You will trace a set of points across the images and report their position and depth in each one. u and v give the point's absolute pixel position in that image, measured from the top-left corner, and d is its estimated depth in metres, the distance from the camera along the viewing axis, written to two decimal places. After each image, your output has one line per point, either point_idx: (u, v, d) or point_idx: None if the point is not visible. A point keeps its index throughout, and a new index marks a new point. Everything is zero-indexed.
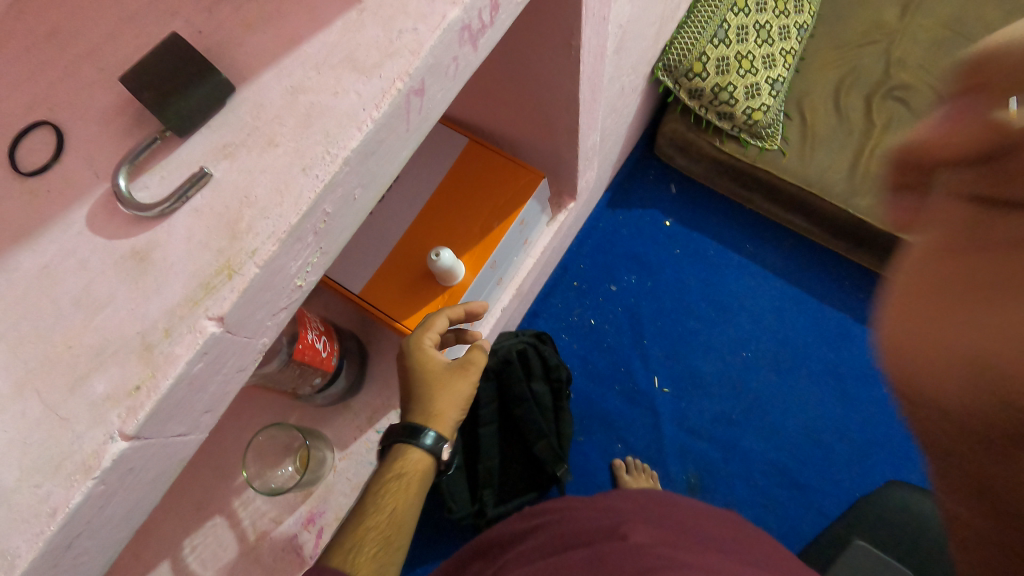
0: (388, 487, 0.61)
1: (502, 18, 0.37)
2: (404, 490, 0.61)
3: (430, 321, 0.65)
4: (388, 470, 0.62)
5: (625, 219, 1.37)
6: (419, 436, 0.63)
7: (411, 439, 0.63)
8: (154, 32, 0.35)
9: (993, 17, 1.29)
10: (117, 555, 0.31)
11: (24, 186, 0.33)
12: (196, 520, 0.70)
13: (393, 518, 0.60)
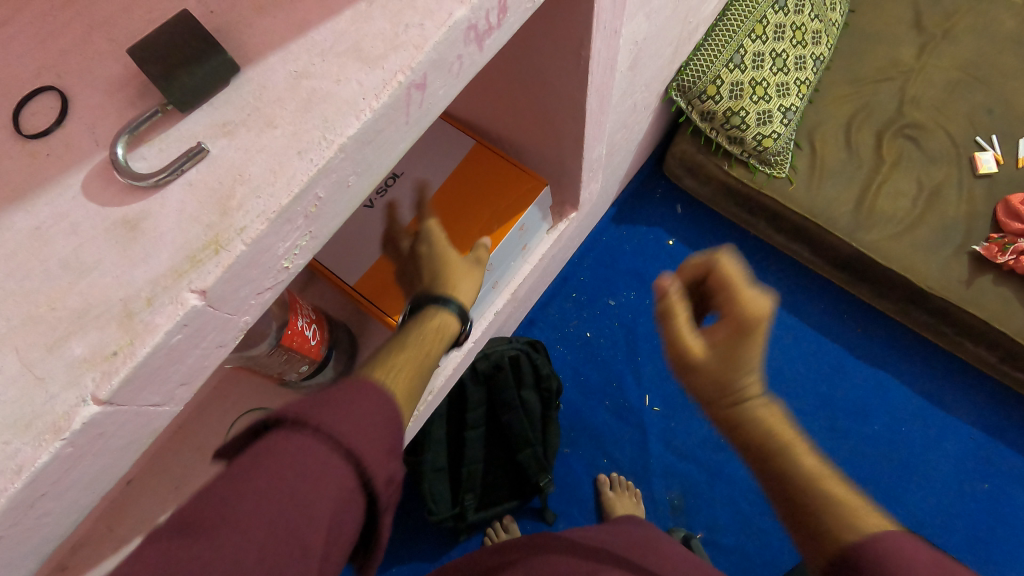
0: (423, 334, 0.58)
1: (510, 22, 0.38)
2: (434, 344, 0.59)
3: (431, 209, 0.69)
4: (421, 324, 0.60)
5: (626, 235, 1.37)
6: (450, 303, 0.62)
7: (445, 301, 0.62)
8: (167, 7, 0.35)
9: (1009, 66, 1.31)
10: (81, 519, 0.31)
11: (25, 148, 0.33)
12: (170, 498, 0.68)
13: (423, 358, 0.56)
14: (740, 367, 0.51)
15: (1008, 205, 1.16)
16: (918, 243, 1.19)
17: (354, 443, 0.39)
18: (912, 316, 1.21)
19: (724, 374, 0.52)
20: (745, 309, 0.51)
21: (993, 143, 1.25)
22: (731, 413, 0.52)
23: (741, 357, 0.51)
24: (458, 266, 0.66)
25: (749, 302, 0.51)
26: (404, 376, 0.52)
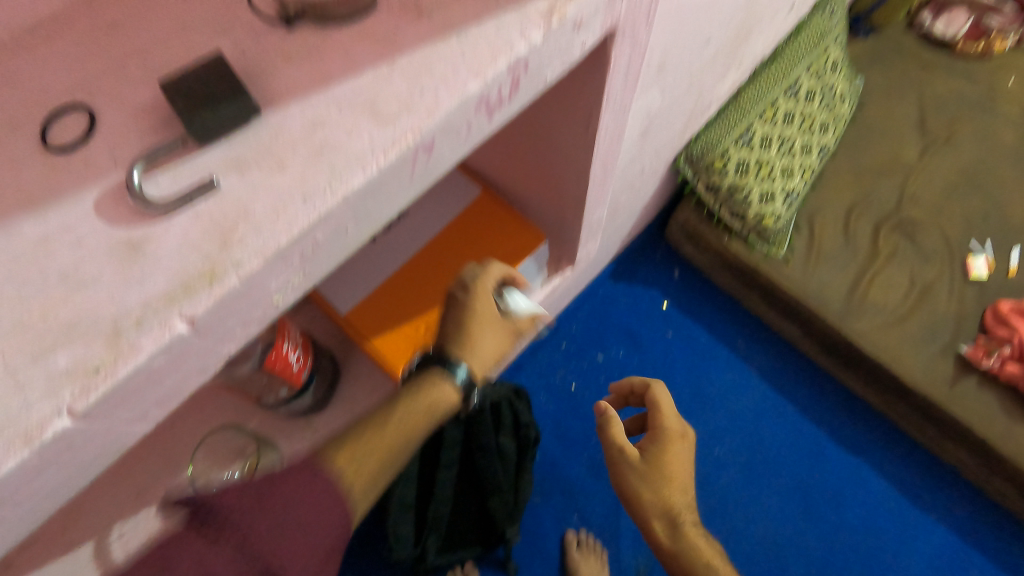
0: (416, 406, 0.56)
1: (521, 96, 0.40)
2: (426, 421, 0.57)
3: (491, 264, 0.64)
4: (424, 386, 0.57)
5: (625, 291, 1.40)
6: (456, 374, 0.59)
7: (450, 371, 0.59)
8: (202, 45, 0.38)
9: (1007, 177, 1.36)
10: (34, 528, 0.32)
11: (47, 159, 0.35)
12: (131, 506, 0.68)
13: (410, 432, 0.55)
14: (661, 463, 0.74)
15: (997, 311, 1.19)
16: (907, 337, 1.20)
17: (279, 555, 0.41)
18: (896, 409, 1.21)
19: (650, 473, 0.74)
20: (667, 425, 0.76)
21: (986, 249, 1.29)
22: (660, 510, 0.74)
23: (662, 463, 0.74)
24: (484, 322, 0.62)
25: (670, 424, 0.76)
26: (367, 469, 0.51)
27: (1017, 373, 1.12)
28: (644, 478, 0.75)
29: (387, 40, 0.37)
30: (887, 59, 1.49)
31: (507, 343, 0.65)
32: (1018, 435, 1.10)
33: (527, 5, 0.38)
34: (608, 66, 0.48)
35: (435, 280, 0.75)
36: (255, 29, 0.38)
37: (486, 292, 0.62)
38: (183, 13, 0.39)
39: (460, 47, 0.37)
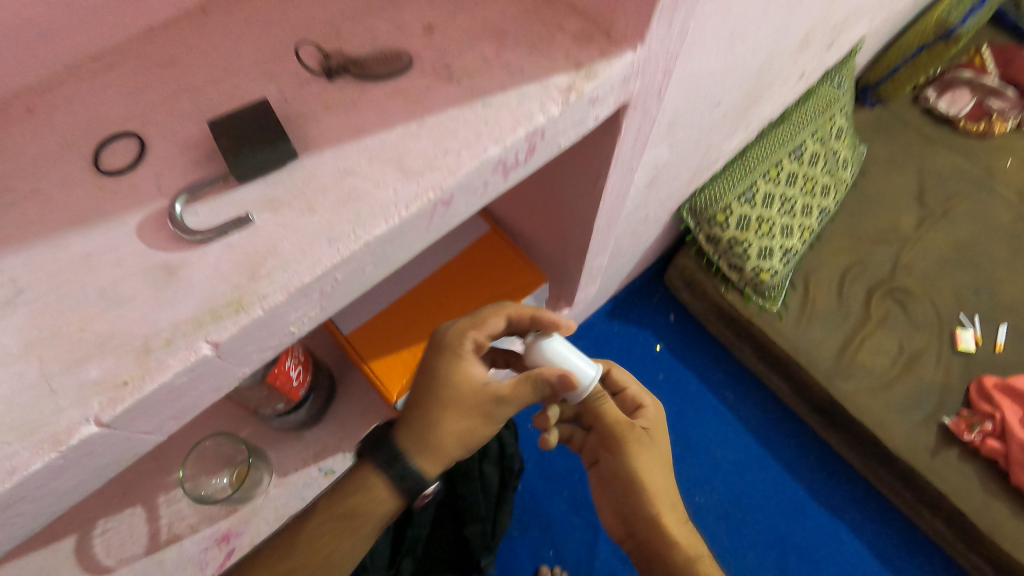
0: (334, 526, 0.57)
1: (536, 159, 0.44)
2: (348, 541, 0.58)
3: (485, 318, 0.58)
4: (352, 493, 0.57)
5: (620, 331, 1.42)
6: (394, 470, 0.55)
7: (387, 467, 0.55)
8: (249, 88, 0.41)
9: (998, 255, 1.39)
10: (45, 524, 0.34)
11: (97, 181, 0.38)
12: (117, 504, 0.70)
13: (327, 552, 0.58)
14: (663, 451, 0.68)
15: (982, 386, 1.22)
16: (892, 404, 1.22)
17: None
18: (877, 474, 1.23)
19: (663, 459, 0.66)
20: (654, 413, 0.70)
21: (974, 323, 1.32)
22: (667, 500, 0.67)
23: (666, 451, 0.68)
24: (446, 403, 0.54)
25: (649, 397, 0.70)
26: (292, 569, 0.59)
27: (997, 449, 1.14)
28: (649, 457, 0.65)
29: (419, 100, 0.41)
30: (891, 130, 1.55)
31: (485, 423, 0.55)
32: (995, 510, 1.11)
33: (549, 79, 0.41)
34: (619, 132, 0.51)
35: (440, 310, 0.78)
36: (299, 78, 0.42)
37: (461, 357, 0.56)
38: (234, 56, 0.43)
39: (484, 113, 0.40)
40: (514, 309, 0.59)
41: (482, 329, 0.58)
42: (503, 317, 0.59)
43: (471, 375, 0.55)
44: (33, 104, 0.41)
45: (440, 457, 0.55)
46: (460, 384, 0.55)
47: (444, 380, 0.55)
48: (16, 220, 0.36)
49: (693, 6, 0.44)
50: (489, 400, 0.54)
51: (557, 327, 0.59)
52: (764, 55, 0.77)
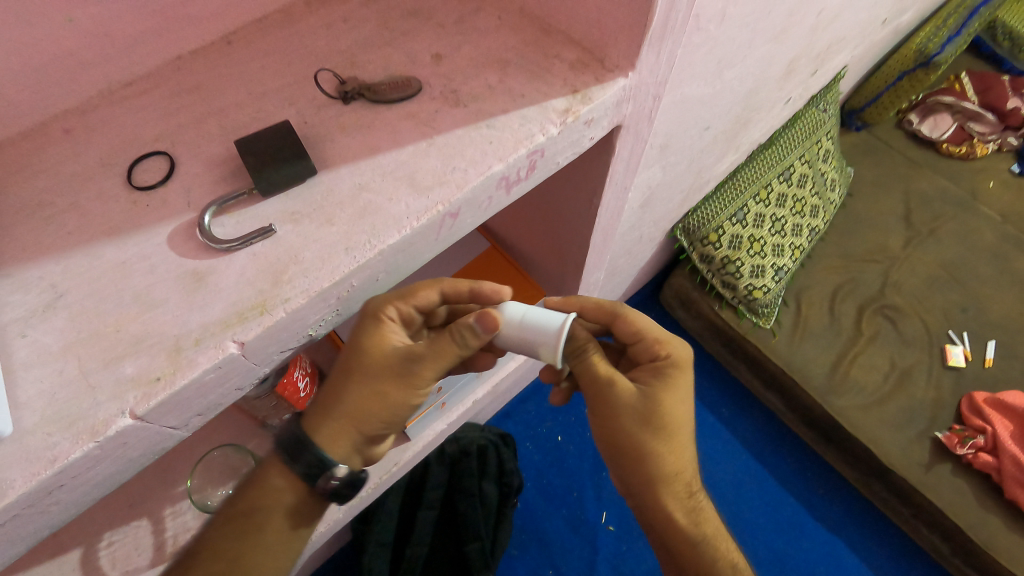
0: (233, 526, 0.46)
1: (537, 176, 0.47)
2: (253, 542, 0.46)
3: (415, 290, 0.49)
4: (254, 485, 0.48)
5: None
6: (295, 455, 0.46)
7: (288, 458, 0.47)
8: (271, 111, 0.45)
9: (985, 273, 1.42)
10: (75, 515, 0.36)
11: (131, 196, 0.41)
12: (122, 517, 0.65)
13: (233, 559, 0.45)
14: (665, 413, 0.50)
15: (973, 401, 1.23)
16: (886, 419, 1.24)
17: None
18: (873, 489, 1.24)
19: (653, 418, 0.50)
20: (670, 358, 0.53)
21: (964, 340, 1.33)
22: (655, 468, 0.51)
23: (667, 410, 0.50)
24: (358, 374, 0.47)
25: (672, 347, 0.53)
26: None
27: (990, 462, 1.15)
28: (648, 427, 0.50)
29: (429, 122, 0.45)
30: (876, 154, 1.60)
31: (402, 396, 0.46)
32: (990, 523, 1.12)
33: (548, 103, 0.45)
34: (613, 153, 0.55)
35: None
36: (317, 103, 0.45)
37: (378, 325, 0.46)
38: (258, 83, 0.46)
39: (489, 133, 0.44)
40: (450, 284, 0.50)
41: (411, 301, 0.48)
42: (437, 292, 0.50)
43: (386, 340, 0.46)
44: (70, 126, 0.44)
45: (347, 435, 0.47)
46: (373, 349, 0.46)
47: (356, 346, 0.47)
48: (55, 232, 0.39)
49: (679, 37, 0.48)
50: (402, 365, 0.46)
51: (500, 296, 0.51)
52: (751, 83, 0.82)
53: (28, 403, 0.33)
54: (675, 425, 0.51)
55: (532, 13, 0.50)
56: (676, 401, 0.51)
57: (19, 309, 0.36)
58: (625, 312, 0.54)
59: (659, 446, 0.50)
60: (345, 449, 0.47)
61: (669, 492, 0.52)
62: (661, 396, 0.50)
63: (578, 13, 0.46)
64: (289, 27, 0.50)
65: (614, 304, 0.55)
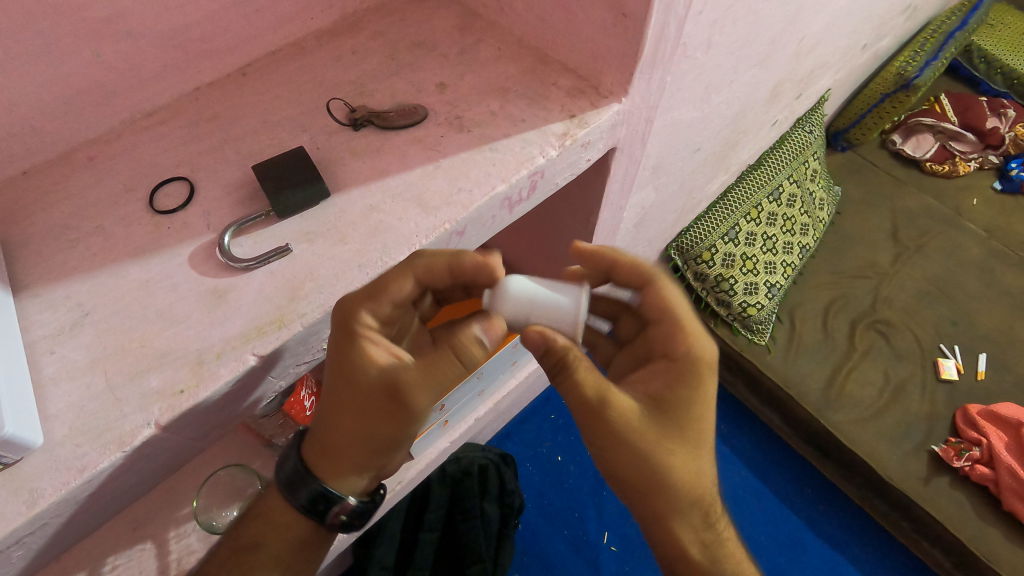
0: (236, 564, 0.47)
1: (537, 195, 0.50)
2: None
3: (386, 282, 0.40)
4: (256, 519, 0.49)
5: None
6: (300, 491, 0.45)
7: (290, 494, 0.46)
8: (286, 138, 0.47)
9: (973, 287, 1.44)
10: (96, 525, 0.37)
11: (153, 219, 0.43)
12: (126, 539, 0.57)
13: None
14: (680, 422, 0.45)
15: (967, 414, 1.24)
16: (883, 432, 1.24)
17: None
18: (873, 504, 1.25)
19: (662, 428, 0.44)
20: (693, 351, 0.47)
21: (956, 353, 1.34)
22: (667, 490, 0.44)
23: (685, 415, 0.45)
24: (343, 403, 0.42)
25: (699, 342, 0.47)
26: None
27: (987, 474, 1.16)
28: (670, 437, 0.44)
29: (435, 146, 0.47)
30: (863, 173, 1.64)
31: (398, 420, 0.41)
32: (990, 536, 1.12)
33: (547, 127, 0.48)
34: (609, 174, 0.58)
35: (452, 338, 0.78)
36: (329, 130, 0.48)
37: (357, 342, 0.40)
38: (273, 112, 0.49)
39: (492, 155, 0.46)
40: (424, 266, 0.41)
41: (382, 300, 0.40)
42: (410, 280, 0.41)
43: (369, 360, 0.41)
44: (94, 154, 0.46)
45: (349, 465, 0.44)
46: (356, 372, 0.41)
47: (338, 366, 0.42)
48: (81, 253, 0.41)
49: (668, 65, 0.51)
50: (393, 390, 0.40)
51: (487, 268, 0.43)
52: (738, 106, 0.85)
53: (57, 415, 0.35)
54: (697, 435, 0.45)
55: (531, 44, 0.53)
56: (699, 409, 0.45)
57: (47, 326, 0.38)
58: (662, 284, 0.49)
59: (679, 462, 0.44)
60: (352, 479, 0.45)
61: (685, 520, 0.46)
62: (684, 400, 0.45)
63: (574, 43, 0.50)
64: (301, 59, 0.53)
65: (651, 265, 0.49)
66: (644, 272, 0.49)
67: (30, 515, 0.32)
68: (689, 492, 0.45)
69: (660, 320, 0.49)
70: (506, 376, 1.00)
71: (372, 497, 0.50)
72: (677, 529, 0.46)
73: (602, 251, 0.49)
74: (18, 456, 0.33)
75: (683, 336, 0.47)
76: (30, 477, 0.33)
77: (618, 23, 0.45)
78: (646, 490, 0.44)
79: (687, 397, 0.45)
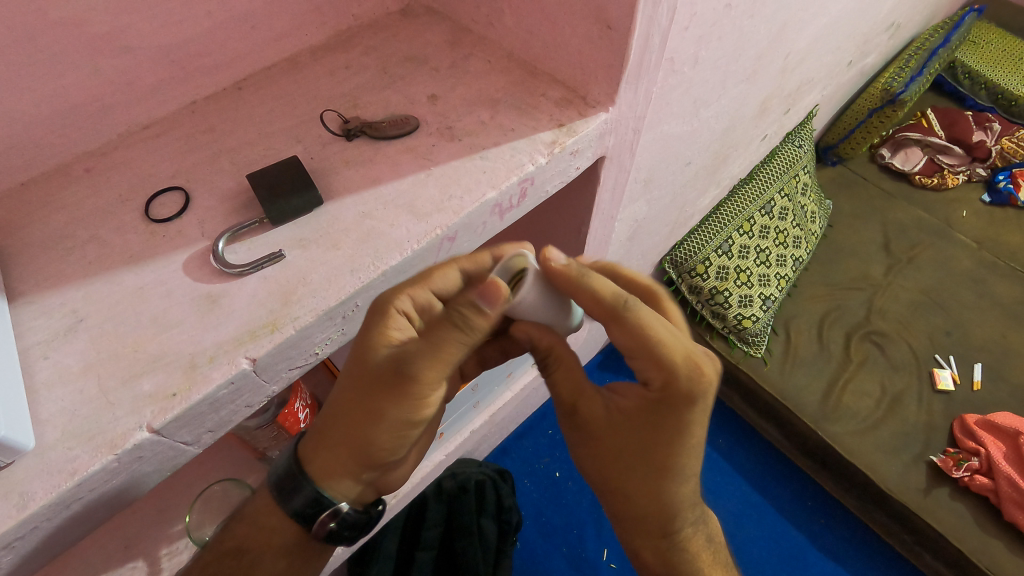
0: (218, 570, 0.45)
1: (528, 203, 0.51)
2: None
3: (431, 272, 0.43)
4: (242, 522, 0.47)
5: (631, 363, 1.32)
6: (293, 495, 0.44)
7: (283, 497, 0.44)
8: (280, 149, 0.48)
9: (965, 297, 1.45)
10: (79, 530, 0.37)
11: (148, 228, 0.44)
12: (116, 558, 0.56)
13: None
14: (645, 445, 0.45)
15: (964, 423, 1.23)
16: (881, 443, 1.23)
17: None
18: (874, 516, 1.23)
19: (623, 448, 0.46)
20: (681, 386, 0.42)
21: (951, 363, 1.34)
22: (624, 501, 0.48)
23: (653, 440, 0.45)
24: (353, 389, 0.41)
25: (674, 374, 0.42)
26: None
27: (987, 484, 1.15)
28: (634, 459, 0.46)
29: (427, 155, 0.48)
30: (853, 187, 1.67)
31: (406, 407, 0.40)
32: (992, 547, 1.10)
33: (536, 136, 0.49)
34: (598, 183, 0.59)
35: None
36: (323, 141, 0.49)
37: (383, 320, 0.41)
38: (267, 124, 0.50)
39: (482, 163, 0.47)
40: (469, 259, 0.44)
41: (428, 286, 0.43)
42: (455, 272, 0.44)
43: (387, 341, 0.40)
44: (91, 166, 0.47)
45: (345, 468, 0.43)
46: (371, 355, 0.41)
47: (360, 351, 0.41)
48: (77, 261, 0.42)
49: (654, 76, 0.53)
50: (397, 367, 0.39)
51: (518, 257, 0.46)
52: (727, 121, 0.87)
53: (50, 419, 0.35)
54: (663, 462, 0.45)
55: (520, 58, 0.55)
56: (667, 437, 0.44)
57: (41, 332, 0.38)
58: (636, 311, 0.41)
59: (634, 482, 0.46)
60: (348, 485, 0.44)
61: (644, 529, 0.49)
62: (650, 424, 0.44)
63: (561, 55, 0.51)
64: (296, 73, 0.54)
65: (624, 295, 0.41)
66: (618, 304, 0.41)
67: (20, 518, 0.32)
68: (647, 505, 0.47)
69: (637, 353, 0.42)
70: (501, 389, 1.00)
71: (368, 510, 0.48)
72: (636, 532, 0.50)
73: (568, 274, 0.41)
74: (10, 458, 0.33)
75: (660, 369, 0.42)
76: (21, 479, 0.33)
77: (603, 35, 0.46)
78: (607, 492, 0.49)
79: (652, 423, 0.44)
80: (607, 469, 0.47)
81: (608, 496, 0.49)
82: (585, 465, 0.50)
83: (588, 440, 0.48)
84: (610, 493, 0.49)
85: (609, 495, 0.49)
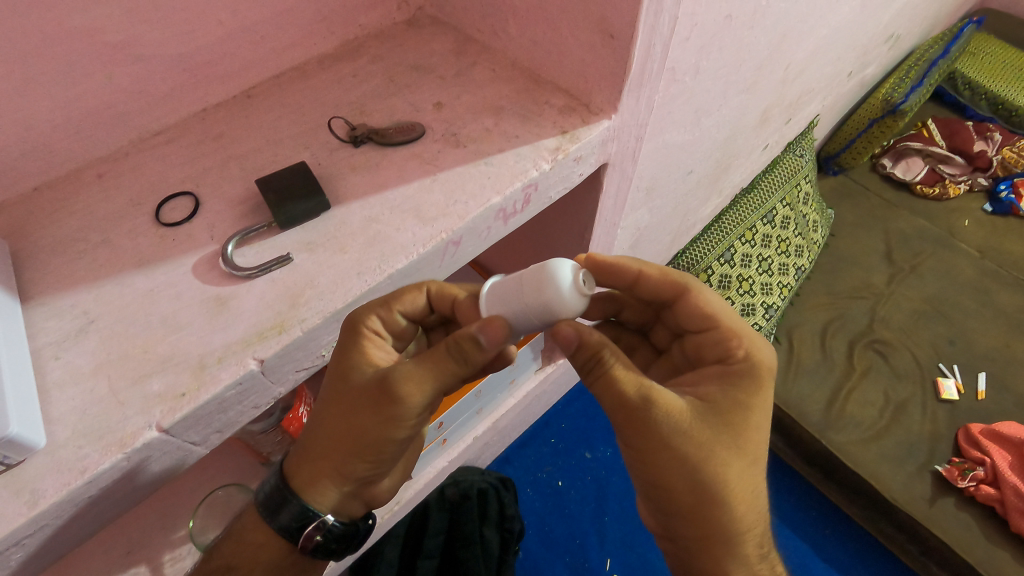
0: None
1: (531, 209, 0.51)
2: None
3: (399, 294, 0.42)
4: (231, 540, 0.47)
5: None
6: (281, 511, 0.44)
7: (270, 514, 0.44)
8: (288, 155, 0.49)
9: (969, 306, 1.45)
10: (83, 530, 0.37)
11: (159, 231, 0.44)
12: (120, 563, 0.57)
13: None
14: (740, 427, 0.41)
15: (969, 433, 1.23)
16: (885, 453, 1.22)
17: None
18: (878, 526, 1.22)
19: (721, 438, 0.40)
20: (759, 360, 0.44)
21: (955, 372, 1.34)
22: (723, 510, 0.40)
23: (746, 421, 0.41)
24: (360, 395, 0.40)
25: (755, 351, 0.44)
26: None
27: (993, 494, 1.14)
28: (735, 446, 0.40)
29: (432, 161, 0.49)
30: (854, 196, 1.68)
31: (391, 423, 0.40)
32: (999, 558, 1.09)
33: (540, 142, 0.50)
34: (600, 189, 0.60)
35: None
36: (330, 147, 0.50)
37: (359, 340, 0.41)
38: (275, 130, 0.51)
39: (486, 169, 0.48)
40: (437, 287, 0.44)
41: (395, 307, 0.42)
42: (422, 293, 0.43)
43: (368, 360, 0.41)
44: (103, 171, 0.48)
45: (330, 476, 0.42)
46: (355, 373, 0.41)
47: (342, 367, 0.41)
48: (88, 263, 0.43)
49: (655, 85, 0.54)
50: (381, 387, 0.39)
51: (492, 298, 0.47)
52: (727, 130, 0.88)
53: (60, 418, 0.36)
54: (755, 446, 0.41)
55: (524, 67, 0.56)
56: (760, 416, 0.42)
57: (53, 333, 0.39)
58: (698, 289, 0.47)
59: (734, 476, 0.40)
60: (331, 494, 0.43)
61: (733, 553, 0.42)
62: (740, 404, 0.42)
63: (564, 64, 0.52)
64: (304, 81, 0.55)
65: (683, 275, 0.48)
66: (679, 282, 0.47)
67: (30, 515, 0.33)
68: (747, 513, 0.41)
69: (709, 328, 0.47)
70: (504, 396, 1.00)
71: (357, 523, 0.47)
72: (727, 562, 0.42)
73: (625, 264, 0.47)
74: (22, 456, 0.34)
75: (736, 339, 0.45)
76: (32, 477, 0.34)
77: (606, 44, 0.47)
78: (691, 511, 0.41)
79: (748, 405, 0.42)
80: (706, 474, 0.40)
81: (695, 515, 0.41)
82: (659, 487, 0.41)
83: (673, 446, 0.39)
84: (708, 508, 0.40)
85: (698, 511, 0.40)
